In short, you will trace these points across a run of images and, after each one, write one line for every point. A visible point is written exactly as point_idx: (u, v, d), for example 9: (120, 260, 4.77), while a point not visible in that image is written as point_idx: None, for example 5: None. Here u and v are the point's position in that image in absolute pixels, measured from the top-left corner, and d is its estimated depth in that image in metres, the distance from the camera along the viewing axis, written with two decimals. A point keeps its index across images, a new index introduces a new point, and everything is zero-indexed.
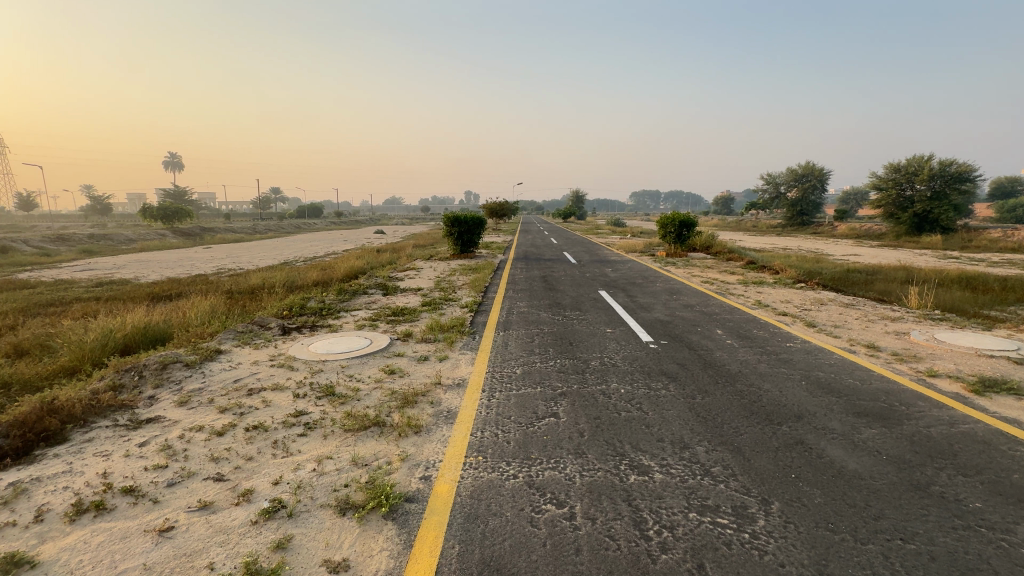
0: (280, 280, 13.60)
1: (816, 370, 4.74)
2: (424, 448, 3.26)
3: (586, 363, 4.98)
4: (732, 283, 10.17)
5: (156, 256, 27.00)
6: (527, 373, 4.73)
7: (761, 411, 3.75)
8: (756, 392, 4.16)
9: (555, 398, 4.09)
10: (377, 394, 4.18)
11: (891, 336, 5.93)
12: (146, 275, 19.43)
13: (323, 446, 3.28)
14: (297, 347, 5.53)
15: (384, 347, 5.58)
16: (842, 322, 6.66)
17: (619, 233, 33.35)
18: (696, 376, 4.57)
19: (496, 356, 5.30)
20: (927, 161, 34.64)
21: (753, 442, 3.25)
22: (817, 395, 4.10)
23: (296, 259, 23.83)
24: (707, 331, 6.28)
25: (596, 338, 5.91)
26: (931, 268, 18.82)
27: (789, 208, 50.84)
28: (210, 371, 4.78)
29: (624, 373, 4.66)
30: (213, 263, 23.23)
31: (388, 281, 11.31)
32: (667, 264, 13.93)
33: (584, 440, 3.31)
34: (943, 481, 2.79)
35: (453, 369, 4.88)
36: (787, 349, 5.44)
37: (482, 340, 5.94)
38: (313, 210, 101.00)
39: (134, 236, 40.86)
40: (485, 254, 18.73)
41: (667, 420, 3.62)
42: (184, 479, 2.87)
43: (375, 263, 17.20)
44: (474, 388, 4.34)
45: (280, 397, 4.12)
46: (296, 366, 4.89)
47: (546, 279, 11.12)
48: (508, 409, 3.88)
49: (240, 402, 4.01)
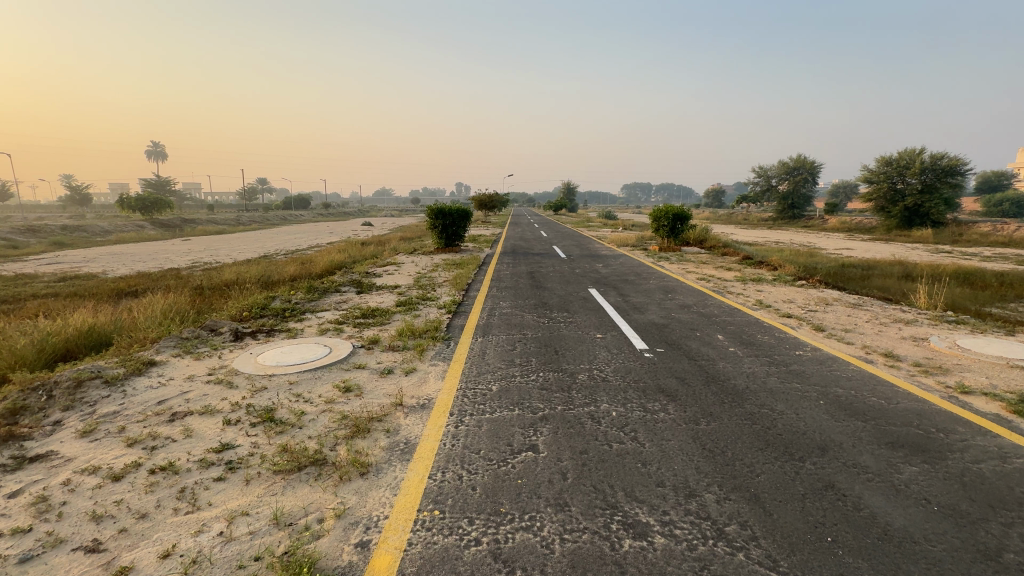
0: (253, 276, 12.79)
1: (834, 386, 4.15)
2: (367, 499, 2.60)
3: (573, 377, 4.35)
4: (730, 281, 9.60)
5: (129, 249, 25.76)
6: (504, 390, 4.09)
7: (779, 442, 3.15)
8: (769, 415, 3.57)
9: (534, 424, 3.46)
10: (323, 420, 3.51)
11: (908, 343, 5.36)
12: (115, 270, 18.40)
13: (240, 497, 2.61)
14: (244, 358, 4.84)
15: (344, 357, 4.89)
16: (854, 326, 6.08)
17: (610, 226, 32.78)
18: (698, 393, 3.98)
19: (470, 368, 4.64)
20: (918, 154, 34.55)
21: (773, 488, 2.66)
22: (840, 420, 3.51)
23: (277, 252, 22.92)
24: (707, 336, 5.68)
25: (585, 345, 5.29)
26: (925, 263, 18.57)
27: (781, 201, 50.58)
28: (135, 390, 4.06)
29: (615, 390, 4.05)
30: (188, 257, 22.17)
31: (364, 277, 10.57)
32: (661, 259, 13.33)
33: (567, 486, 2.68)
34: (1017, 546, 2.19)
35: (419, 386, 4.21)
36: (798, 359, 4.85)
37: (458, 348, 5.29)
38: (299, 201, 98.85)
39: (111, 227, 39.39)
40: (471, 248, 18.07)
41: (668, 454, 3.00)
42: (44, 553, 2.20)
43: (357, 257, 16.41)
44: (440, 411, 3.69)
45: (207, 425, 3.44)
46: (237, 383, 4.20)
47: (533, 277, 10.46)
48: (477, 439, 3.24)
49: (156, 432, 3.33)
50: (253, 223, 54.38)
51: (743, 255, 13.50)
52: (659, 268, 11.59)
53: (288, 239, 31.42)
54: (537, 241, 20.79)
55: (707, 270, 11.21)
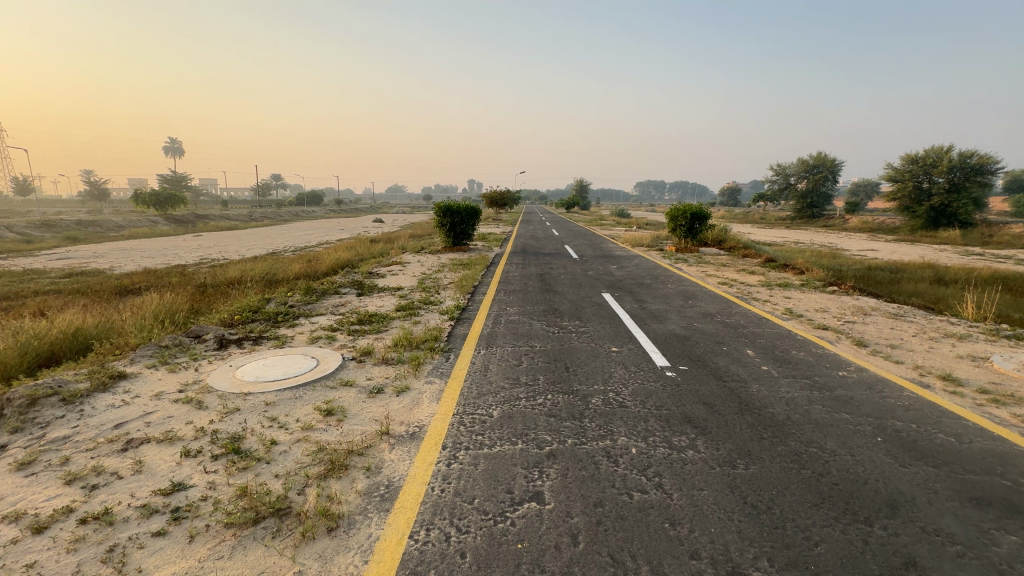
0: (254, 275, 12.41)
1: (891, 418, 3.56)
2: (330, 568, 2.11)
3: (585, 401, 3.83)
4: (754, 286, 8.96)
5: (141, 244, 25.86)
6: (507, 417, 3.56)
7: (837, 497, 2.59)
8: (819, 456, 3.00)
9: (541, 463, 2.94)
10: (295, 454, 3.03)
11: (968, 363, 4.74)
12: (122, 266, 18.20)
13: (177, 562, 2.14)
14: (221, 372, 4.38)
15: (331, 372, 4.41)
16: (900, 342, 5.45)
17: (623, 224, 32.03)
18: (732, 425, 3.42)
19: (470, 388, 4.13)
20: (946, 152, 33.20)
21: (838, 564, 2.11)
22: (906, 465, 2.93)
23: (284, 249, 22.64)
24: (735, 351, 5.11)
25: (599, 362, 4.75)
26: (957, 266, 17.59)
27: (800, 200, 49.18)
28: (94, 410, 3.63)
29: (634, 419, 3.52)
30: (195, 253, 21.93)
31: (365, 278, 10.11)
32: (678, 261, 12.70)
33: (578, 554, 2.16)
34: None
35: (409, 409, 3.70)
36: (842, 382, 4.26)
37: (457, 362, 4.78)
38: (311, 198, 99.25)
39: (125, 223, 39.63)
40: (481, 246, 17.56)
41: (702, 511, 2.46)
42: None
43: (364, 255, 15.97)
44: (432, 444, 3.18)
45: (164, 457, 2.98)
46: (207, 402, 3.74)
47: (543, 279, 9.92)
48: (473, 484, 2.73)
49: (103, 467, 2.87)
50: (265, 219, 54.55)
51: (766, 257, 12.77)
52: (677, 270, 11.02)
53: (297, 236, 31.13)
54: (548, 240, 20.21)
55: (728, 273, 10.54)
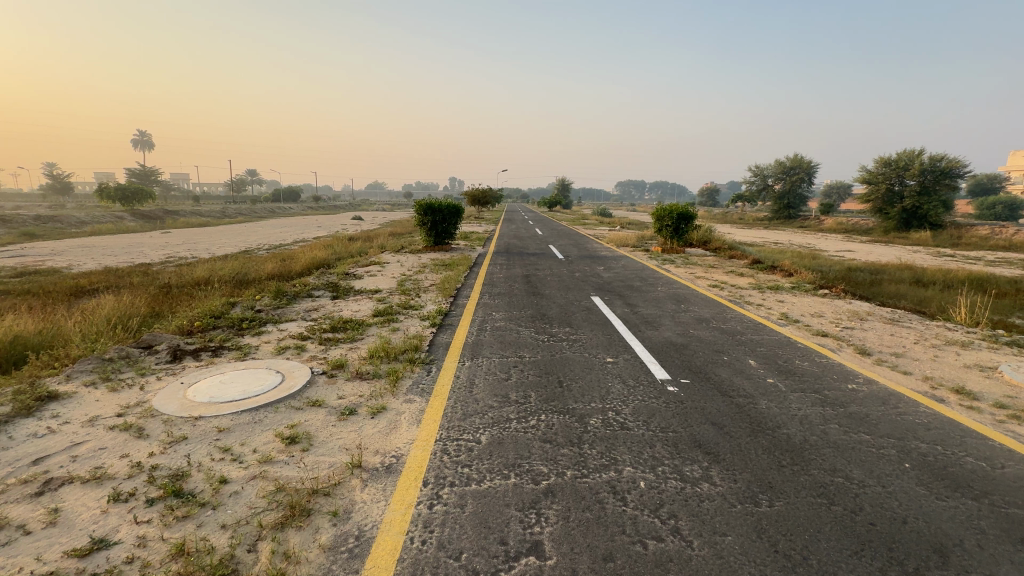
0: (221, 275, 11.67)
1: (913, 440, 3.28)
2: None
3: (583, 422, 3.45)
4: (745, 288, 8.75)
5: (102, 242, 24.46)
6: (497, 444, 3.16)
7: (877, 542, 2.27)
8: (846, 488, 2.69)
9: (539, 503, 2.54)
10: (249, 496, 2.56)
11: (977, 373, 4.53)
12: (80, 265, 17.10)
13: None
14: (170, 391, 3.85)
15: (297, 389, 3.93)
16: (904, 350, 5.22)
17: (606, 224, 31.90)
18: (746, 451, 3.09)
19: (455, 407, 3.70)
20: (917, 155, 34.01)
21: None
22: (942, 497, 2.64)
23: (256, 247, 21.69)
24: (737, 362, 4.80)
25: (594, 375, 4.38)
26: (933, 267, 17.86)
27: (777, 201, 49.97)
28: (10, 441, 3.07)
29: (639, 444, 3.15)
30: (160, 251, 20.76)
31: (341, 280, 9.55)
32: (665, 262, 12.46)
33: None
34: None
35: (385, 435, 3.26)
36: (854, 397, 3.98)
37: (440, 376, 4.35)
38: (288, 194, 96.86)
39: (87, 218, 37.71)
40: (463, 246, 17.07)
41: (729, 566, 2.11)
42: None
43: (341, 254, 15.34)
44: (411, 480, 2.74)
45: (88, 503, 2.48)
46: (149, 429, 3.23)
47: (529, 281, 9.54)
48: (460, 534, 2.31)
49: (6, 519, 2.35)
50: (239, 215, 52.81)
51: (752, 258, 12.62)
52: (665, 272, 10.76)
53: (271, 233, 30.00)
54: (532, 239, 19.79)
55: (717, 275, 10.32)
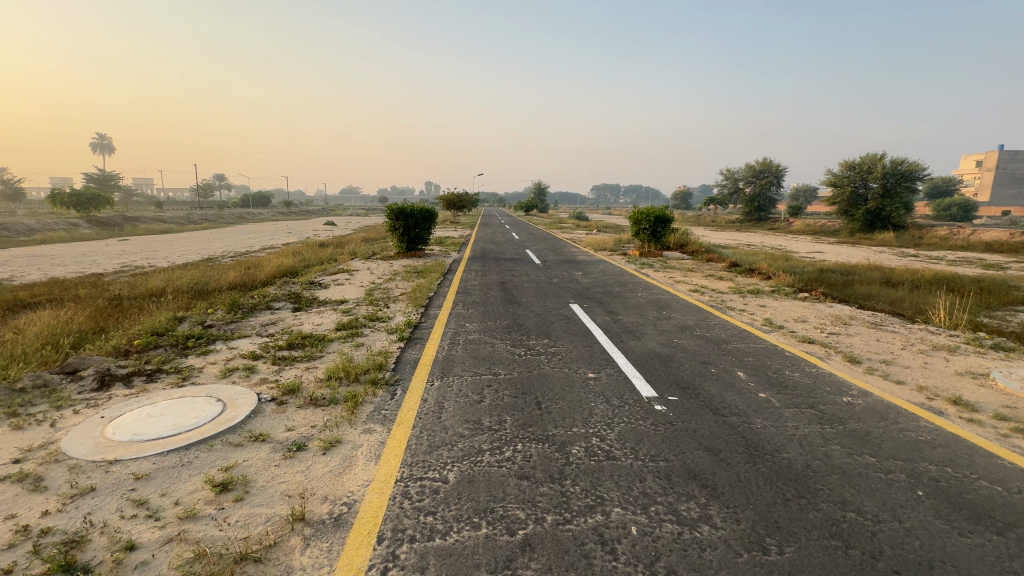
0: (176, 285, 10.87)
1: (922, 462, 3.01)
2: None
3: (564, 452, 3.07)
4: (726, 293, 8.56)
5: (52, 251, 22.96)
6: (468, 483, 2.75)
7: None
8: (861, 526, 2.39)
9: (514, 563, 2.13)
10: (159, 568, 2.08)
11: (971, 381, 4.35)
12: (23, 276, 15.87)
13: None
14: (86, 428, 3.31)
15: (239, 421, 3.44)
16: (892, 357, 5.04)
17: (583, 228, 31.78)
18: (747, 482, 2.76)
19: (421, 438, 3.27)
20: (879, 159, 35.07)
21: None
22: (966, 533, 2.35)
23: (220, 255, 20.69)
24: (727, 374, 4.51)
25: (576, 394, 4.01)
26: (900, 268, 18.21)
27: (748, 204, 50.91)
28: None
29: (628, 478, 2.79)
30: (115, 260, 19.56)
31: (305, 290, 8.95)
32: (643, 266, 12.26)
33: None
34: None
35: (337, 476, 2.81)
36: (852, 412, 3.73)
37: (406, 400, 3.91)
38: (258, 200, 94.10)
39: (39, 226, 35.58)
40: (437, 252, 16.56)
41: None
42: None
43: (309, 262, 14.64)
44: (363, 537, 2.31)
45: None
46: (50, 479, 2.69)
47: (505, 288, 9.15)
48: None
49: None
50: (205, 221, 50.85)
51: (729, 262, 12.55)
52: (645, 276, 10.53)
53: (238, 240, 28.76)
54: (509, 245, 19.37)
55: (697, 280, 10.14)
